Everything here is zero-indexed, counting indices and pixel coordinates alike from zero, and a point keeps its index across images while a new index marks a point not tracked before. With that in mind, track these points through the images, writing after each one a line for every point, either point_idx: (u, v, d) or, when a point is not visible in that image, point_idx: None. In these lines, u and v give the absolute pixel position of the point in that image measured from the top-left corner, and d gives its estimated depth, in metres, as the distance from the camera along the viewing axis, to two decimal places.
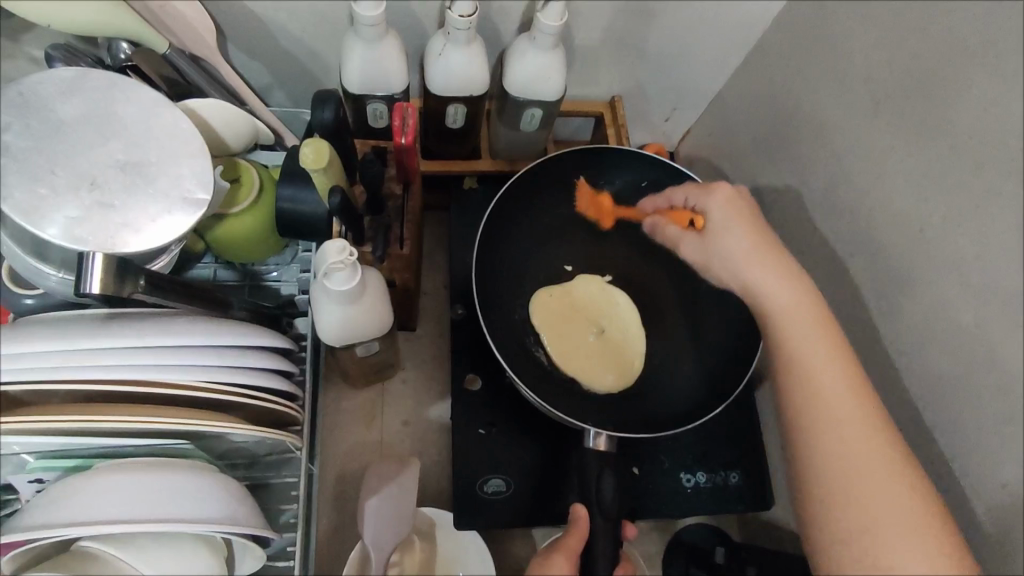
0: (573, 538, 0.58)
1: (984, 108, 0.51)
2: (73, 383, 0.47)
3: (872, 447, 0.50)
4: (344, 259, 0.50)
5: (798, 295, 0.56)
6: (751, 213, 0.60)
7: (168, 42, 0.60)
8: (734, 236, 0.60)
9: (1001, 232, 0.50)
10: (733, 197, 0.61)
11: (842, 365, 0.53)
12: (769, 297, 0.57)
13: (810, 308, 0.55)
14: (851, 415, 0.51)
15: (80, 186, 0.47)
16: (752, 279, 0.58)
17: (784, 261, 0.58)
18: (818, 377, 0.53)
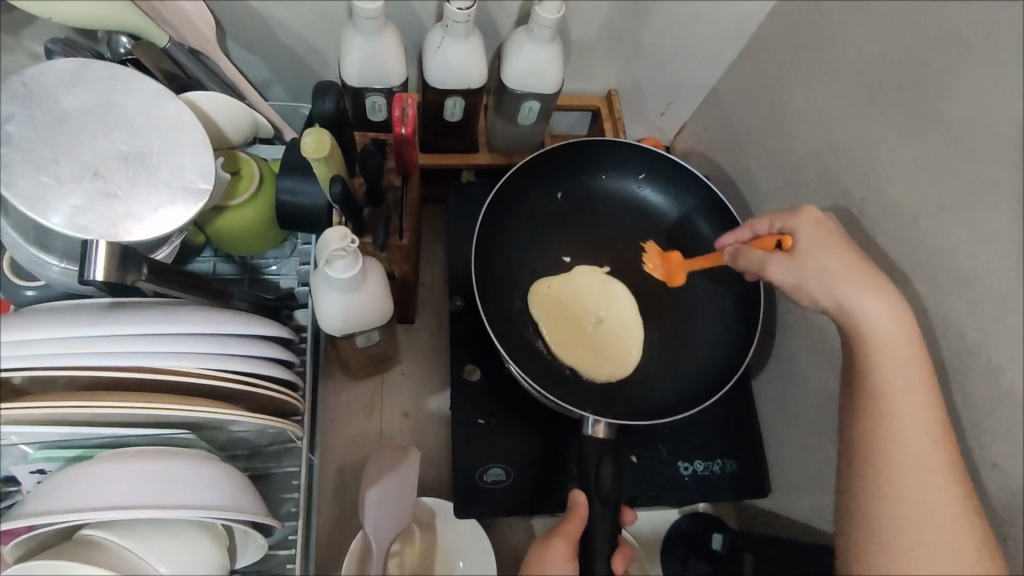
0: (572, 525, 0.61)
1: (974, 97, 0.53)
2: (75, 370, 0.47)
3: (932, 464, 0.46)
4: (345, 247, 0.51)
5: (898, 324, 0.50)
6: (844, 239, 0.56)
7: (169, 37, 0.61)
8: (828, 259, 0.55)
9: (991, 217, 0.51)
10: (823, 222, 0.58)
11: (919, 383, 0.48)
12: (870, 325, 0.51)
13: (908, 334, 0.50)
14: (917, 431, 0.47)
15: (83, 175, 0.47)
16: (849, 302, 0.52)
17: (885, 285, 0.52)
18: (895, 396, 0.48)
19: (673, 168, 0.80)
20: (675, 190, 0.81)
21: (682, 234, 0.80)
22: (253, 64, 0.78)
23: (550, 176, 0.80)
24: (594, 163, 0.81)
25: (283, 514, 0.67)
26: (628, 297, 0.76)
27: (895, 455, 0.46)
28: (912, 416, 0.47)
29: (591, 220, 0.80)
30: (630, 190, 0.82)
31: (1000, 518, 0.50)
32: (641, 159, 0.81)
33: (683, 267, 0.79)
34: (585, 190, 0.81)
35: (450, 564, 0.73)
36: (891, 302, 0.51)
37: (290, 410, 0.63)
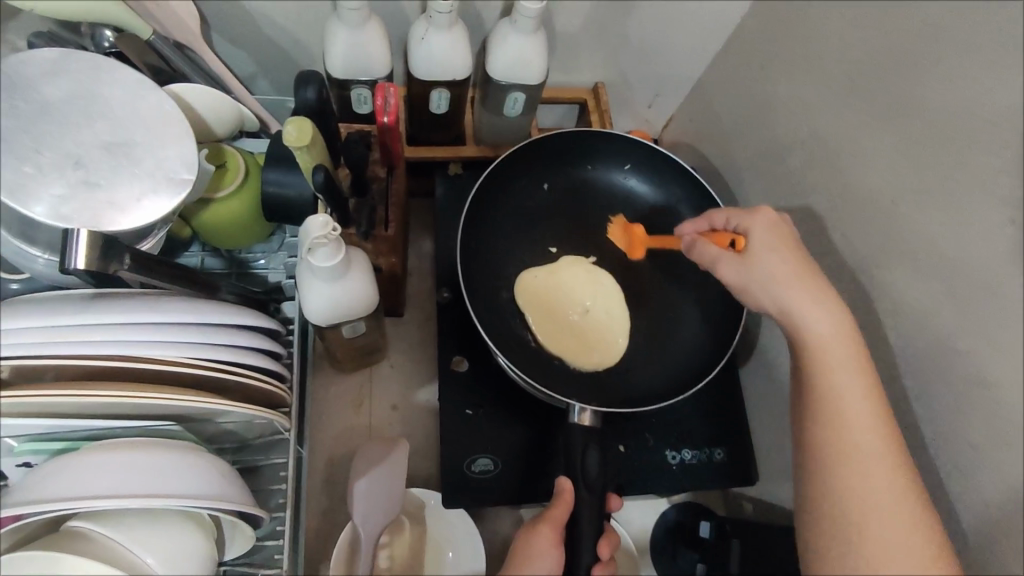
0: (559, 509, 0.60)
1: (951, 81, 0.53)
2: (58, 359, 0.47)
3: (875, 445, 0.49)
4: (327, 234, 0.51)
5: (834, 324, 0.53)
6: (792, 243, 0.59)
7: (153, 30, 0.61)
8: (778, 261, 0.57)
9: (968, 200, 0.52)
10: (775, 224, 0.60)
11: (859, 377, 0.51)
12: (811, 324, 0.53)
13: (847, 332, 0.53)
14: (862, 415, 0.50)
15: (65, 165, 0.47)
16: (792, 304, 0.55)
17: (823, 288, 0.55)
18: (836, 382, 0.51)
19: (658, 159, 0.81)
20: (659, 181, 0.82)
21: (667, 224, 0.81)
22: (239, 58, 0.78)
23: (536, 168, 0.80)
24: (580, 154, 0.82)
25: (271, 505, 0.67)
26: (613, 287, 0.77)
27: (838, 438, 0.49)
28: (852, 400, 0.50)
29: (576, 211, 0.81)
30: (615, 181, 0.83)
31: (977, 497, 0.51)
32: (626, 151, 0.81)
33: (669, 257, 0.80)
34: (571, 182, 0.82)
35: (439, 556, 0.73)
36: (830, 302, 0.54)
37: (277, 401, 0.64)
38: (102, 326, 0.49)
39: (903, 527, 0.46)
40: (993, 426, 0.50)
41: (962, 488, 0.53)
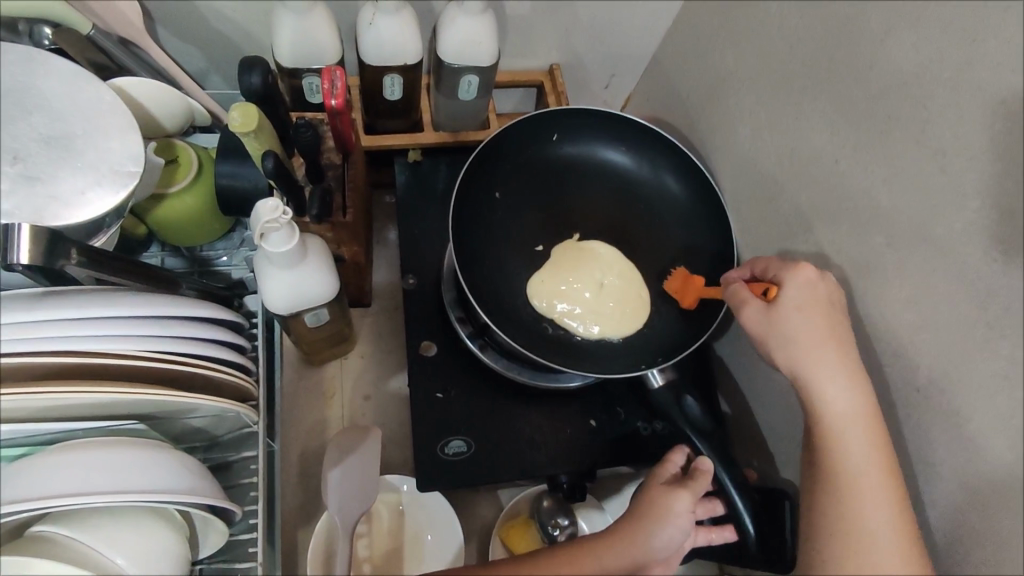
0: (704, 479, 0.60)
1: (882, 40, 0.55)
2: (12, 357, 0.46)
3: (856, 426, 0.51)
4: (277, 218, 0.51)
5: (843, 372, 0.53)
6: (827, 308, 0.55)
7: (93, 24, 0.59)
8: (807, 324, 0.55)
9: (903, 153, 0.54)
10: (817, 284, 0.56)
11: (848, 384, 0.53)
12: (816, 375, 0.53)
13: (858, 394, 0.52)
14: (859, 440, 0.51)
15: (2, 159, 0.47)
16: (806, 366, 0.54)
17: (846, 363, 0.53)
18: (834, 413, 0.52)
19: (583, 117, 0.83)
20: (600, 138, 0.84)
21: (632, 175, 0.84)
22: (188, 54, 0.77)
23: (485, 171, 0.80)
24: (529, 144, 0.83)
25: (244, 500, 0.65)
26: (609, 249, 0.77)
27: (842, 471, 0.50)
28: (860, 448, 0.51)
29: (542, 194, 0.82)
30: (572, 157, 0.84)
31: (920, 442, 0.53)
32: (552, 123, 0.83)
33: (629, 232, 0.81)
34: (544, 165, 0.83)
35: (418, 539, 0.75)
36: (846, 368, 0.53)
37: (245, 394, 0.63)
38: (52, 321, 0.48)
39: (882, 519, 0.48)
40: (933, 370, 0.52)
41: (901, 435, 0.55)
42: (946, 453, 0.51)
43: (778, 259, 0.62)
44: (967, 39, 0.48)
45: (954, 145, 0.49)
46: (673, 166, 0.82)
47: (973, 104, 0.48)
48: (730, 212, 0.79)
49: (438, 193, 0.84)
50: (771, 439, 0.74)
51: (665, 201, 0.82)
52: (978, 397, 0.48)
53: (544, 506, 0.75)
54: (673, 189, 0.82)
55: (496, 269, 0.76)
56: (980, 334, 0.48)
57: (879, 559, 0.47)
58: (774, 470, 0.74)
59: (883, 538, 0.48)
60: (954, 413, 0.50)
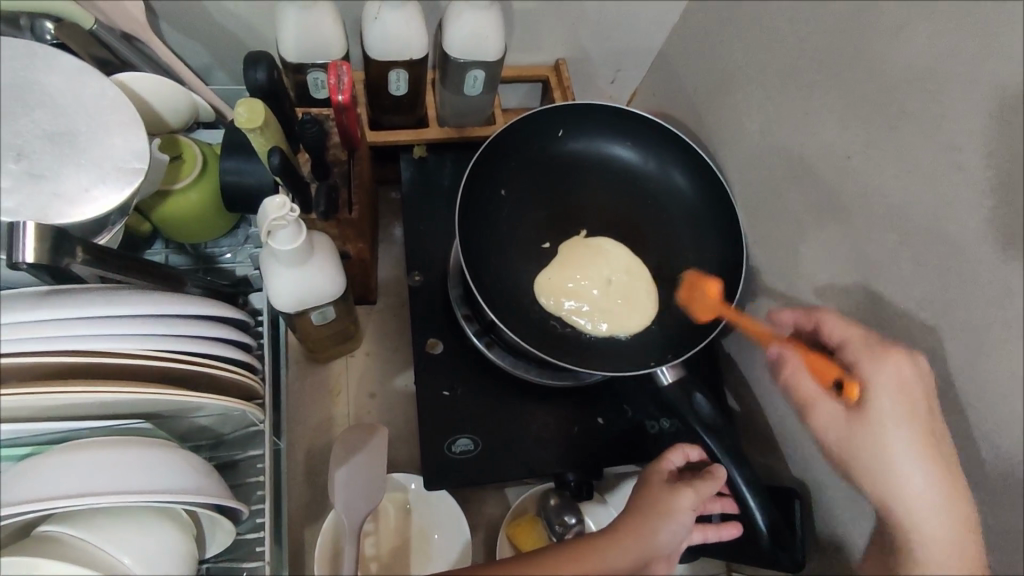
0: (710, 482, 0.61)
1: (896, 33, 0.54)
2: (18, 356, 0.46)
3: (935, 494, 0.48)
4: (284, 216, 0.50)
5: (918, 444, 0.49)
6: (918, 396, 0.50)
7: (95, 19, 0.59)
8: (899, 426, 0.50)
9: (918, 149, 0.53)
10: (909, 380, 0.50)
11: (926, 454, 0.49)
12: (888, 452, 0.51)
13: (937, 465, 0.48)
14: (933, 513, 0.48)
15: (6, 156, 0.46)
16: (876, 448, 0.51)
17: (929, 441, 0.49)
18: (905, 487, 0.50)
19: (587, 113, 0.82)
20: (606, 134, 0.83)
21: (638, 171, 0.83)
22: (191, 49, 0.77)
23: (491, 168, 0.79)
24: (535, 140, 0.82)
25: (250, 499, 0.65)
26: (616, 246, 0.77)
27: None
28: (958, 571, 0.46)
29: (548, 190, 0.81)
30: (578, 153, 0.83)
31: None
32: (557, 119, 0.82)
33: (635, 228, 0.80)
34: (550, 161, 0.82)
35: (425, 537, 0.75)
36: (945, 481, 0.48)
37: (250, 392, 0.63)
38: (58, 320, 0.47)
39: None
40: (948, 368, 0.51)
41: None
42: (961, 453, 0.50)
43: (840, 319, 0.57)
44: (983, 32, 0.47)
45: (970, 140, 0.48)
46: (681, 161, 0.82)
47: (989, 98, 0.47)
48: (739, 208, 0.78)
49: (444, 190, 0.83)
50: (780, 436, 0.74)
51: (672, 197, 0.82)
52: (994, 398, 0.47)
53: (550, 505, 0.75)
54: (681, 184, 0.82)
55: (502, 266, 0.76)
56: (996, 333, 0.47)
57: None
58: (784, 468, 0.73)
59: None
60: (969, 412, 0.49)
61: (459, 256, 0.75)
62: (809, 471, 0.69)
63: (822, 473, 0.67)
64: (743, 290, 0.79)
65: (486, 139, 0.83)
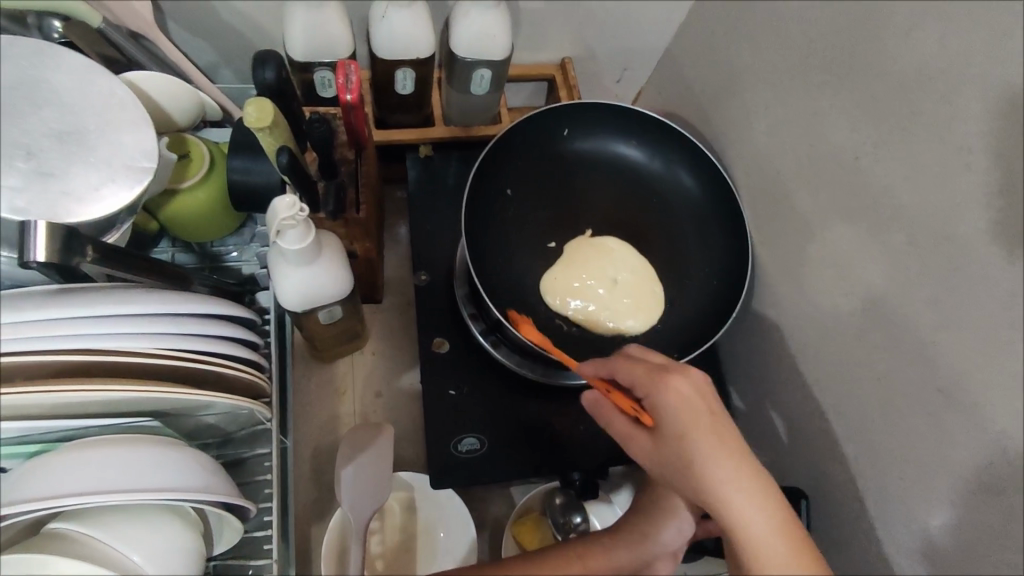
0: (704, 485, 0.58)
1: (906, 34, 0.54)
2: (31, 355, 0.46)
3: (752, 506, 0.44)
4: (294, 215, 0.51)
5: (729, 461, 0.46)
6: (706, 412, 0.47)
7: (102, 17, 0.58)
8: (692, 446, 0.46)
9: (926, 150, 0.53)
10: (690, 394, 0.48)
11: (736, 470, 0.45)
12: (703, 472, 0.46)
13: (748, 478, 0.45)
14: (765, 531, 0.43)
15: (15, 155, 0.46)
16: (696, 479, 0.46)
17: (727, 454, 0.46)
18: (733, 510, 0.44)
19: (593, 112, 0.82)
20: (610, 133, 0.83)
21: (645, 170, 0.83)
22: (198, 48, 0.77)
23: (496, 168, 0.79)
24: (539, 140, 0.82)
25: (258, 497, 0.65)
26: (622, 246, 0.77)
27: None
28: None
29: (553, 189, 0.81)
30: (582, 152, 0.83)
31: (940, 441, 0.53)
32: (562, 118, 0.82)
33: (639, 229, 0.80)
34: (554, 161, 0.82)
35: (431, 536, 0.75)
36: (757, 494, 0.44)
37: (257, 391, 0.63)
38: (67, 318, 0.48)
39: None
40: (956, 370, 0.51)
41: (923, 434, 0.55)
42: (969, 454, 0.50)
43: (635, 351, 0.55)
44: (996, 33, 0.47)
45: (980, 142, 0.48)
46: (686, 160, 0.82)
47: (999, 99, 0.47)
48: (745, 208, 0.78)
49: (449, 189, 0.83)
50: (785, 436, 0.74)
51: (679, 197, 0.82)
52: (1001, 400, 0.47)
53: (556, 503, 0.75)
54: (686, 184, 0.82)
55: (508, 265, 0.76)
56: (1004, 334, 0.47)
57: None
58: (791, 467, 0.73)
59: None
60: (977, 413, 0.49)
61: (465, 255, 0.76)
62: (816, 471, 0.69)
63: (830, 473, 0.67)
64: (749, 290, 0.79)
65: (493, 138, 0.83)
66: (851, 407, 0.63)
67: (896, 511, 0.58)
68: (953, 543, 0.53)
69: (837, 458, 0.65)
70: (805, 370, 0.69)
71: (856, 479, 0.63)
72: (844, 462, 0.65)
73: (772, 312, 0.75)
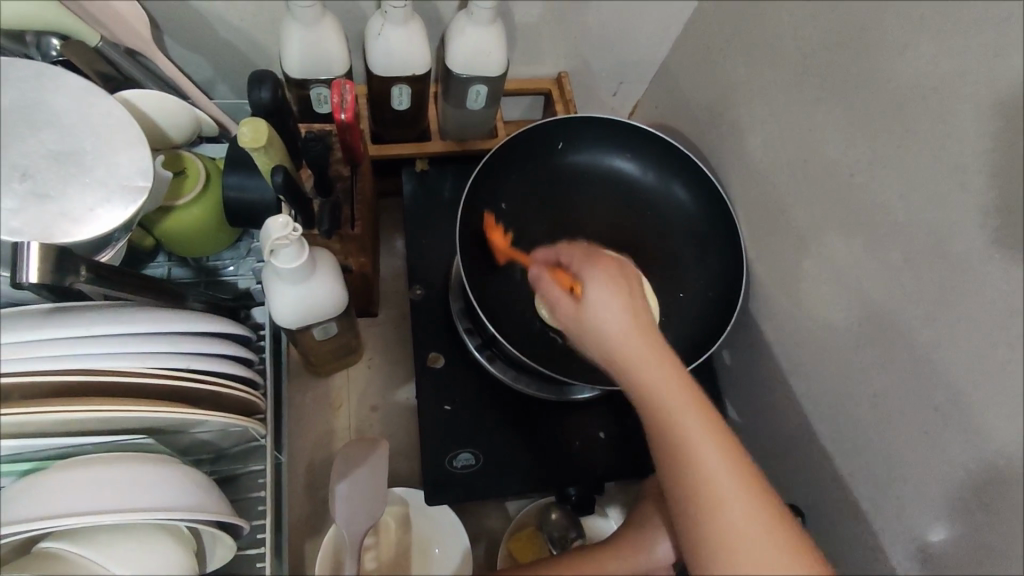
0: None
1: (898, 55, 0.54)
2: (28, 376, 0.46)
3: (667, 391, 0.44)
4: (288, 235, 0.51)
5: (643, 345, 0.45)
6: (629, 295, 0.47)
7: (100, 35, 0.59)
8: (606, 324, 0.46)
9: (921, 169, 0.53)
10: (615, 277, 0.47)
11: (649, 355, 0.45)
12: (619, 355, 0.45)
13: (660, 360, 0.45)
14: (679, 415, 0.43)
15: (11, 177, 0.46)
16: (616, 363, 0.45)
17: (641, 334, 0.46)
18: (648, 393, 0.44)
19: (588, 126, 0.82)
20: (606, 146, 0.84)
21: (639, 184, 0.83)
22: (194, 63, 0.77)
23: (492, 181, 0.80)
24: (534, 152, 0.82)
25: (252, 514, 0.65)
26: None
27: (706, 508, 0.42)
28: (718, 473, 0.42)
29: (548, 202, 0.81)
30: (578, 165, 0.83)
31: (937, 460, 0.53)
32: (559, 131, 0.82)
33: (636, 243, 0.80)
34: (550, 173, 0.83)
35: (426, 552, 0.74)
36: (669, 373, 0.44)
37: (252, 407, 0.63)
38: (63, 339, 0.48)
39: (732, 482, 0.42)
40: (952, 389, 0.51)
41: (918, 451, 0.55)
42: (965, 473, 0.50)
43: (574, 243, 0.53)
44: (989, 55, 0.47)
45: (973, 163, 0.49)
46: (681, 174, 0.82)
47: (995, 119, 0.47)
48: (740, 222, 0.78)
49: (445, 203, 0.83)
50: (782, 451, 0.74)
51: (673, 211, 0.82)
52: (997, 420, 0.47)
53: (551, 519, 0.75)
54: (681, 199, 0.82)
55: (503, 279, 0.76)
56: (999, 354, 0.47)
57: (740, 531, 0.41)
58: (787, 483, 0.73)
59: (734, 501, 0.41)
60: (973, 433, 0.49)
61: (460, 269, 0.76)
62: (812, 487, 0.69)
63: (827, 489, 0.67)
64: (744, 304, 0.79)
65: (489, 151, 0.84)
66: (846, 423, 0.63)
67: (893, 528, 0.58)
68: (951, 562, 0.53)
69: (832, 474, 0.65)
70: (801, 386, 0.69)
71: (852, 496, 0.63)
72: (839, 478, 0.64)
73: (768, 326, 0.75)
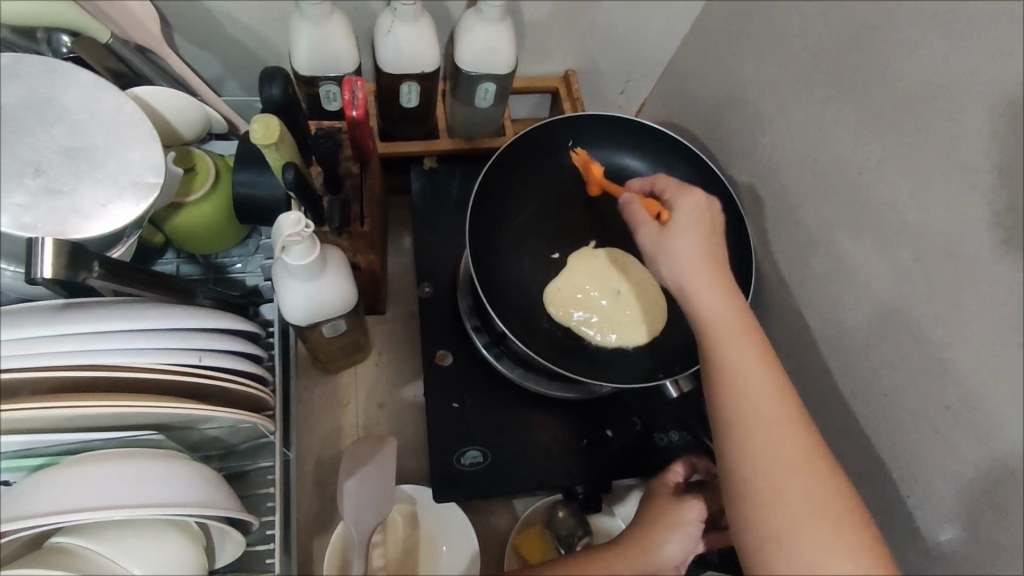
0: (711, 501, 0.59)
1: (908, 53, 0.54)
2: (39, 371, 0.46)
3: (723, 309, 0.52)
4: (299, 231, 0.51)
5: (712, 271, 0.54)
6: (709, 229, 0.56)
7: (111, 32, 0.59)
8: (688, 242, 0.55)
9: (931, 167, 0.53)
10: (701, 209, 0.57)
11: (714, 280, 0.53)
12: (688, 274, 0.54)
13: (724, 288, 0.53)
14: (729, 331, 0.51)
15: (24, 173, 0.46)
16: (687, 278, 0.54)
17: (714, 261, 0.55)
18: (705, 305, 0.52)
19: (596, 124, 0.83)
20: (615, 144, 0.83)
21: None
22: (203, 60, 0.77)
23: (501, 179, 0.80)
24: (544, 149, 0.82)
25: (260, 510, 0.65)
26: (625, 258, 0.77)
27: (743, 408, 0.48)
28: (758, 388, 0.49)
29: (557, 200, 0.81)
30: None
31: (948, 460, 0.53)
32: (568, 129, 0.82)
33: None
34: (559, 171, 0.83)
35: (433, 549, 0.74)
36: (726, 298, 0.53)
37: (261, 403, 0.63)
38: (74, 335, 0.48)
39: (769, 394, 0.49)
40: (963, 388, 0.51)
41: (928, 450, 0.55)
42: (976, 473, 0.50)
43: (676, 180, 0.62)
44: (1000, 53, 0.47)
45: (984, 161, 0.48)
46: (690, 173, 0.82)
47: (1005, 117, 0.47)
48: (748, 220, 0.78)
49: (453, 201, 0.83)
50: None
51: None
52: (1006, 420, 0.47)
53: (558, 517, 0.75)
54: None
55: (512, 277, 0.76)
56: (1010, 354, 0.47)
57: (771, 435, 0.47)
58: None
59: (769, 406, 0.48)
60: (983, 433, 0.49)
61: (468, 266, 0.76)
62: None
63: None
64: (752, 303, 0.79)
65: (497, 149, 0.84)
66: (856, 422, 0.63)
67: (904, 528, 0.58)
68: (962, 562, 0.53)
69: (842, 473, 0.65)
70: (810, 385, 0.69)
71: (861, 495, 0.63)
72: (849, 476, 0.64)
73: (777, 325, 0.75)
